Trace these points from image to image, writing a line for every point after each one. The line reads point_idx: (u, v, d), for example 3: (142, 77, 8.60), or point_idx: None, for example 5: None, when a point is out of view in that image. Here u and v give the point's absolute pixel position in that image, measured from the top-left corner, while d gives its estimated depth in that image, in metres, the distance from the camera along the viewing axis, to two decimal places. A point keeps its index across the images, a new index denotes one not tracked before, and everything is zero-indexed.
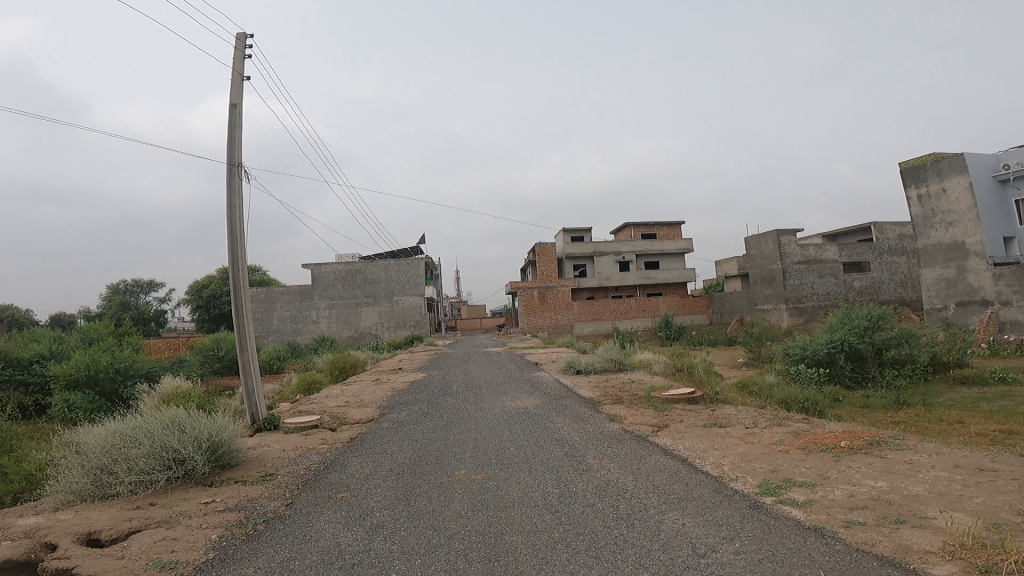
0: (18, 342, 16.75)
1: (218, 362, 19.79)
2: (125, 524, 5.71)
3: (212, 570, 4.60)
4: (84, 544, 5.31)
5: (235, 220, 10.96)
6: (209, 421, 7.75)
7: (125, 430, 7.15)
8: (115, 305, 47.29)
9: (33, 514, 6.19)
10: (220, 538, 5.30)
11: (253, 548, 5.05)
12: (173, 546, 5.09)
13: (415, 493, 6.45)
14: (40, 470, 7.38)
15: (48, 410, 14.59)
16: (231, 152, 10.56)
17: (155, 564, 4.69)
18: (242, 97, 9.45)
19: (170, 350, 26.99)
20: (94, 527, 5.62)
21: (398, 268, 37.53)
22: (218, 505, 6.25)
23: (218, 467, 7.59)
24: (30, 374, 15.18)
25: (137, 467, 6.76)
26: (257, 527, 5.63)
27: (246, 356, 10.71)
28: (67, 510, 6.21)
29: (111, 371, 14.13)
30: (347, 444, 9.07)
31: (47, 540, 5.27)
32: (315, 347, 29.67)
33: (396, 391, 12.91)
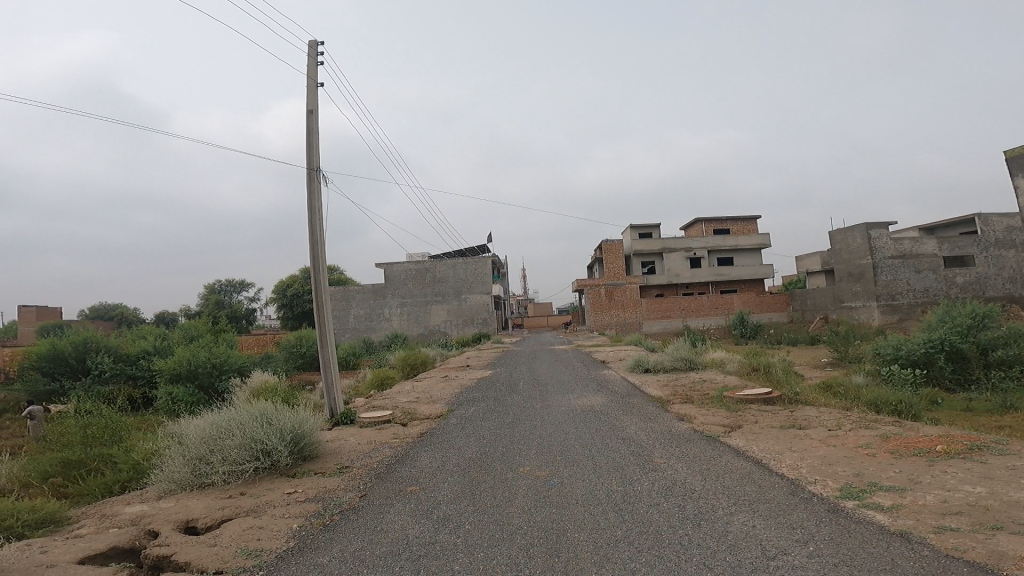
0: (130, 338, 18.33)
1: (300, 357, 20.82)
2: (218, 512, 6.12)
3: (292, 558, 4.83)
4: (182, 531, 5.74)
5: (316, 222, 11.54)
6: (293, 415, 8.20)
7: (219, 423, 7.68)
8: (211, 304, 50.92)
9: (140, 501, 6.74)
10: (299, 527, 5.56)
11: (328, 538, 5.27)
12: (259, 534, 5.40)
13: (481, 488, 6.52)
14: (144, 460, 8.03)
15: (153, 402, 15.87)
16: (310, 157, 11.13)
17: (242, 552, 4.97)
18: (317, 103, 9.93)
19: (259, 346, 28.75)
20: (191, 515, 6.07)
21: (466, 266, 38.10)
22: (299, 496, 6.57)
23: (300, 459, 7.99)
24: (138, 368, 16.59)
25: (231, 457, 7.21)
26: (333, 517, 5.86)
27: (326, 352, 11.23)
28: (170, 498, 6.72)
29: (208, 366, 15.17)
30: (417, 439, 9.31)
31: (149, 528, 5.73)
32: (388, 345, 30.58)
33: (464, 387, 13.13)
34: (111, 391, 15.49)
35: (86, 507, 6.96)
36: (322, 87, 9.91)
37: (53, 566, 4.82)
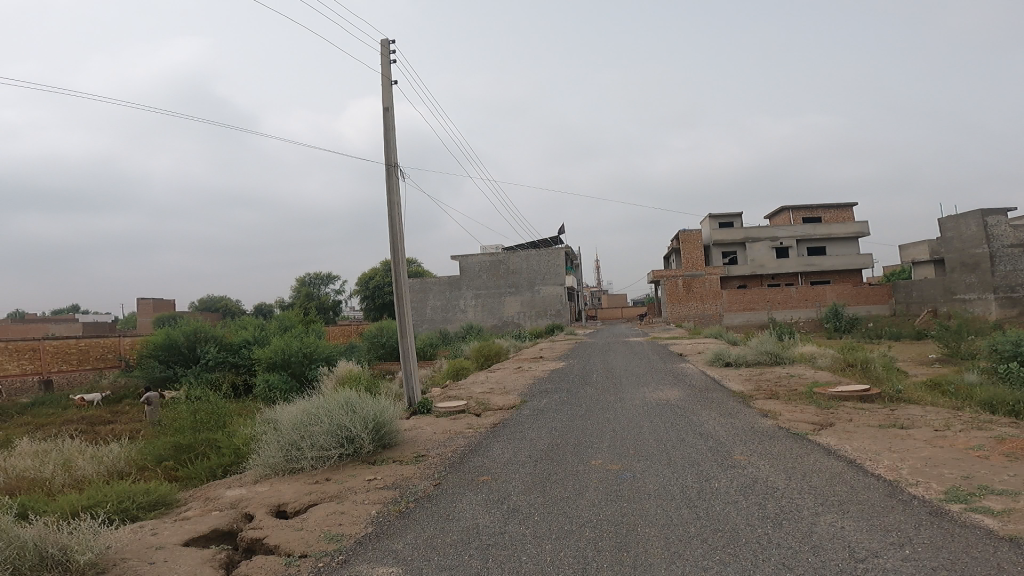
0: (232, 328, 19.72)
1: (382, 347, 21.62)
2: (306, 497, 6.43)
3: (369, 544, 4.97)
4: (274, 515, 6.06)
5: (395, 217, 11.89)
6: (374, 404, 8.48)
7: (310, 411, 8.07)
8: (302, 296, 53.99)
9: (239, 485, 7.20)
10: (377, 514, 5.73)
11: (404, 524, 5.40)
12: (340, 520, 5.61)
13: (552, 479, 6.46)
14: (243, 444, 8.59)
15: (250, 388, 17.03)
16: (388, 153, 11.47)
17: (325, 536, 5.18)
18: (392, 101, 10.19)
19: (345, 336, 30.16)
20: (282, 499, 6.42)
21: (539, 258, 38.07)
22: (378, 483, 6.78)
23: (381, 446, 8.25)
24: (240, 357, 17.82)
25: (319, 443, 7.56)
26: (409, 505, 5.99)
27: (406, 343, 11.55)
28: (264, 482, 7.13)
29: (300, 356, 16.06)
30: (490, 429, 9.37)
31: (246, 511, 6.12)
32: (463, 336, 31.17)
33: (538, 379, 13.11)
34: (215, 377, 16.76)
35: (192, 490, 7.53)
36: (396, 84, 10.16)
37: (161, 548, 5.19)
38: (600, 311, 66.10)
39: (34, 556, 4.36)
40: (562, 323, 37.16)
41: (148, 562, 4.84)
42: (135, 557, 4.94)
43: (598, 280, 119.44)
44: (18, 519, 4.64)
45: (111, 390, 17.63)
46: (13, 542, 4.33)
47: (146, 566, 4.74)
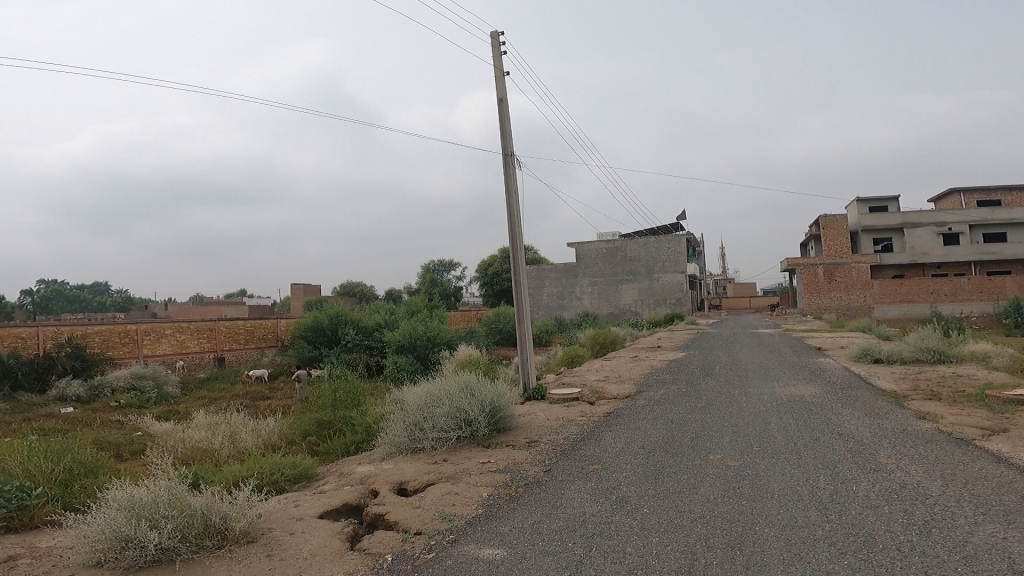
0: (366, 312, 21.17)
1: (498, 333, 22.10)
2: (425, 476, 6.53)
3: (479, 525, 4.89)
4: (395, 492, 6.24)
5: (513, 206, 12.02)
6: (491, 389, 8.61)
7: (433, 394, 8.37)
8: (426, 282, 56.73)
9: (368, 461, 7.62)
10: (489, 496, 5.64)
11: (513, 508, 5.28)
12: (455, 500, 5.52)
13: (665, 472, 6.14)
14: (374, 423, 9.15)
15: (382, 368, 18.22)
16: (504, 143, 11.61)
17: (439, 515, 5.10)
18: (506, 91, 10.28)
19: (465, 321, 31.23)
20: (404, 477, 6.60)
21: (659, 245, 36.73)
22: (492, 466, 6.74)
23: (497, 430, 8.36)
24: (373, 340, 19.08)
25: (438, 425, 7.83)
26: (519, 489, 5.87)
27: (523, 330, 11.64)
28: (389, 460, 7.51)
29: (424, 339, 16.86)
30: (604, 418, 9.18)
31: (372, 488, 6.42)
32: (578, 323, 30.98)
33: (655, 369, 12.62)
34: (352, 357, 18.12)
35: (328, 464, 8.17)
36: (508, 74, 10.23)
37: (300, 520, 5.73)
38: (727, 301, 62.46)
39: (198, 523, 5.05)
40: (683, 312, 35.70)
41: (287, 533, 5.41)
42: (278, 528, 5.55)
43: (724, 265, 112.45)
44: (187, 486, 5.38)
45: (267, 367, 19.68)
46: (183, 510, 5.04)
47: (286, 537, 5.30)
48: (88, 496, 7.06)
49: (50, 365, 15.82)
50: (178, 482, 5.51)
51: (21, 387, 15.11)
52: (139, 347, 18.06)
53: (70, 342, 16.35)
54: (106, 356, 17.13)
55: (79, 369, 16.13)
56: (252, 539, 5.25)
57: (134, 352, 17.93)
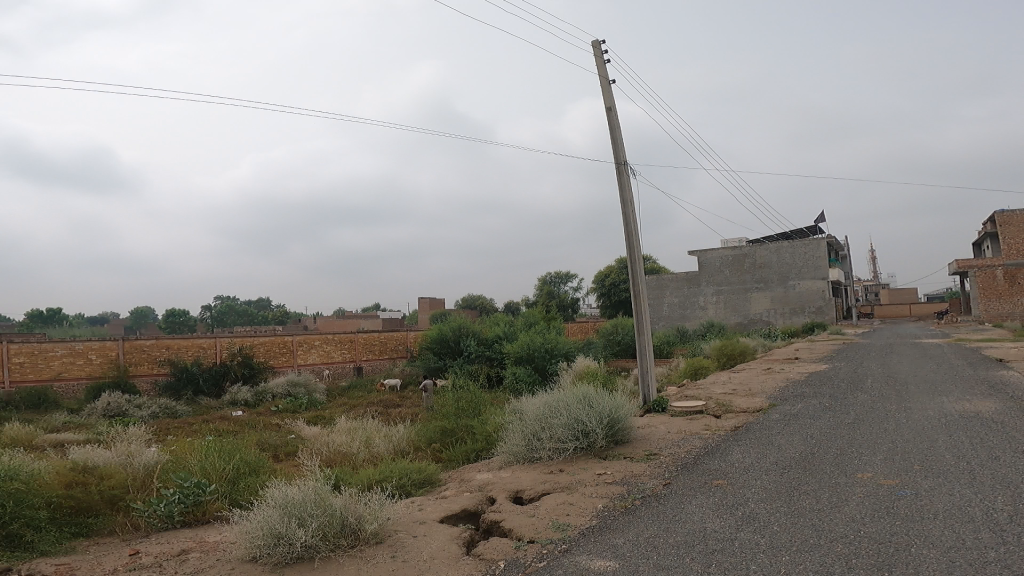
0: (487, 323, 21.67)
1: (617, 344, 21.63)
2: (541, 485, 6.44)
3: (592, 536, 4.70)
4: (511, 500, 6.22)
5: (629, 214, 11.74)
6: (610, 399, 8.34)
7: (552, 404, 8.27)
8: (545, 294, 57.14)
9: (487, 469, 7.67)
10: (604, 507, 5.43)
11: (628, 521, 5.03)
12: (569, 510, 5.37)
13: (802, 490, 5.54)
14: (493, 431, 9.24)
15: (502, 379, 18.51)
16: (616, 152, 11.38)
17: (552, 524, 4.99)
18: (613, 99, 10.09)
19: (582, 332, 30.97)
20: (521, 485, 6.55)
21: (793, 250, 33.97)
22: (608, 478, 6.50)
23: (617, 442, 8.07)
24: (492, 351, 19.47)
25: (557, 435, 7.72)
26: (636, 502, 5.59)
27: (643, 340, 11.23)
28: (508, 468, 7.52)
29: (542, 350, 16.91)
30: (732, 432, 8.53)
31: (489, 495, 6.44)
32: (704, 334, 29.45)
33: (791, 382, 11.56)
34: (474, 368, 18.62)
35: (450, 471, 8.37)
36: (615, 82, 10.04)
37: (422, 523, 5.90)
38: (878, 309, 56.03)
39: (336, 523, 5.39)
40: (825, 322, 32.70)
41: (410, 535, 5.60)
42: (402, 530, 5.78)
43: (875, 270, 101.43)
44: (329, 487, 5.77)
45: (399, 376, 20.80)
46: (325, 511, 5.39)
47: (410, 539, 5.49)
48: (250, 493, 7.88)
49: (226, 371, 18.07)
50: (321, 484, 5.92)
51: (202, 391, 17.41)
52: (294, 356, 20.00)
53: (241, 351, 18.66)
54: (268, 364, 19.18)
55: (247, 376, 18.39)
56: (380, 540, 5.52)
57: (290, 361, 19.86)
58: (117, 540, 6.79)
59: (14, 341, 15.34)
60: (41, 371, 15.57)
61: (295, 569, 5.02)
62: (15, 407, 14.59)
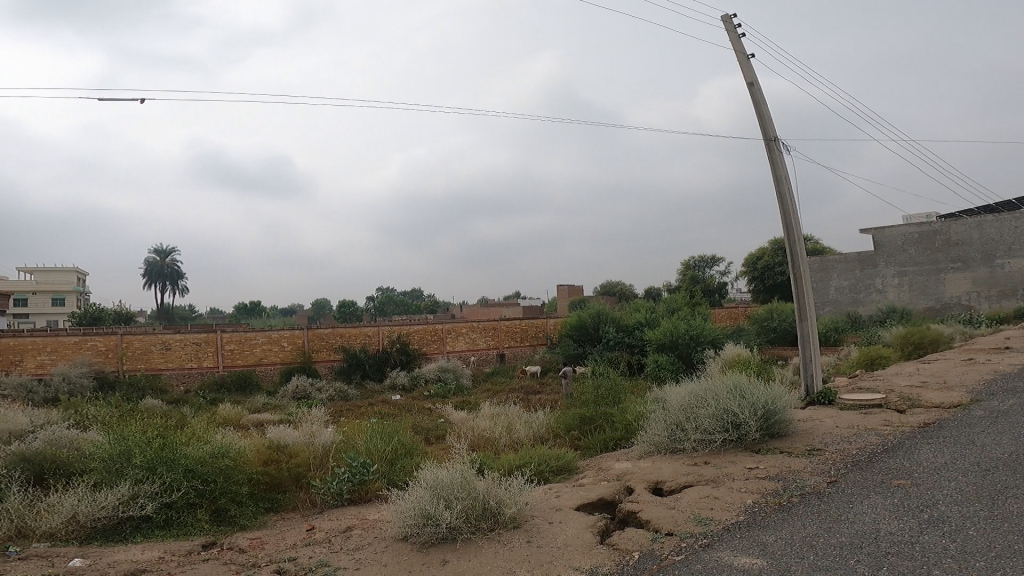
0: (628, 310, 20.98)
1: (773, 331, 19.81)
2: (683, 477, 5.95)
3: (738, 532, 4.20)
4: (651, 491, 5.83)
5: (785, 192, 10.54)
6: (765, 389, 7.50)
7: (699, 393, 7.62)
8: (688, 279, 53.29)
9: (626, 459, 7.29)
10: (753, 503, 4.85)
11: (783, 518, 4.43)
12: (713, 504, 4.87)
13: (1013, 494, 4.48)
14: (634, 420, 8.80)
15: (644, 366, 17.81)
16: (764, 128, 10.26)
17: (693, 518, 4.55)
18: (754, 73, 9.06)
19: (732, 319, 28.93)
20: (661, 476, 6.12)
21: (1000, 222, 27.75)
22: (760, 473, 5.82)
23: (773, 436, 7.24)
24: (633, 337, 18.81)
25: (702, 426, 7.12)
26: (792, 499, 4.92)
27: (806, 327, 10.03)
28: (648, 459, 7.09)
29: (687, 338, 15.94)
30: (919, 429, 7.26)
31: (627, 485, 6.08)
32: (882, 321, 25.91)
33: (1001, 374, 9.60)
34: (614, 355, 18.11)
35: (588, 459, 8.12)
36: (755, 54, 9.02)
37: (559, 510, 5.71)
38: None
39: (478, 506, 5.43)
40: None
41: (546, 522, 5.46)
42: (540, 516, 5.67)
43: None
44: (474, 471, 5.85)
45: (540, 363, 20.92)
46: (469, 494, 5.46)
47: (545, 526, 5.36)
48: (406, 475, 8.36)
49: (387, 358, 19.45)
50: (467, 467, 6.02)
51: (368, 375, 18.95)
52: (444, 343, 21.06)
53: (399, 339, 20.05)
54: (422, 351, 20.42)
55: (405, 362, 19.70)
56: (518, 525, 5.47)
57: (440, 348, 20.94)
58: (297, 514, 7.60)
59: (226, 331, 18.01)
60: (246, 357, 18.12)
61: (440, 550, 5.13)
62: (227, 389, 17.14)
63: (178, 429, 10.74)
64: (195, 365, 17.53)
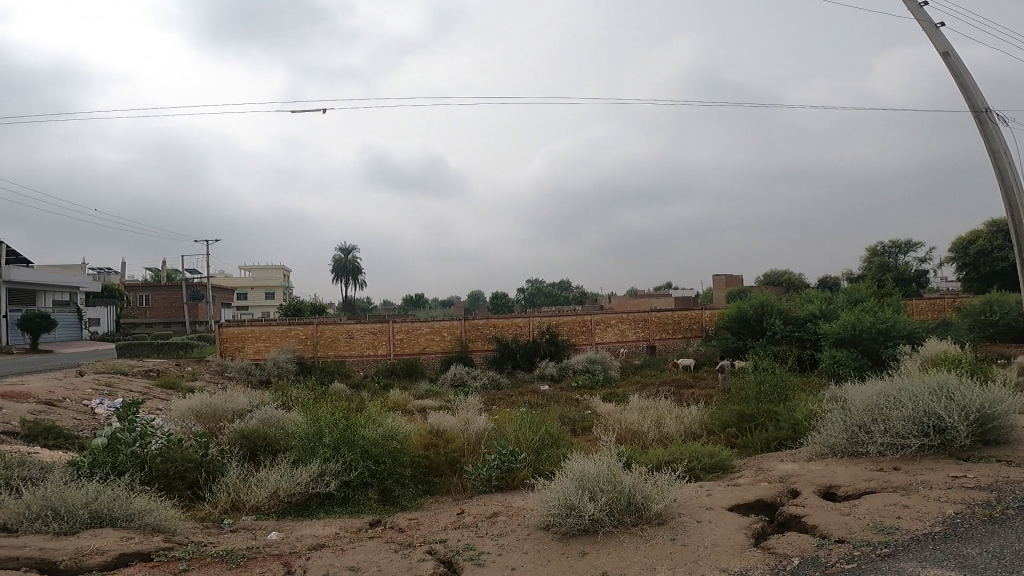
0: (799, 301, 18.85)
1: (991, 326, 16.52)
2: (864, 483, 5.09)
3: (930, 544, 3.49)
4: (820, 495, 5.08)
5: (1003, 167, 8.64)
6: (981, 390, 6.12)
7: (890, 391, 6.44)
8: (872, 266, 45.86)
9: (792, 460, 6.46)
10: (956, 514, 3.98)
11: (994, 532, 3.60)
12: (899, 512, 4.08)
13: None
14: (803, 419, 7.80)
15: (817, 362, 15.90)
16: (970, 99, 8.51)
17: (873, 525, 3.85)
18: (947, 42, 7.56)
19: (933, 311, 24.69)
20: (835, 480, 5.30)
21: None
22: (968, 482, 4.76)
23: (990, 444, 5.90)
24: (806, 331, 16.86)
25: (891, 427, 6.00)
26: (1011, 512, 3.95)
27: None
28: (818, 461, 6.20)
29: (873, 331, 13.79)
30: None
31: (792, 487, 5.35)
32: None
33: None
34: (781, 349, 16.41)
35: (747, 458, 7.37)
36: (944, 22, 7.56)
37: (709, 509, 5.17)
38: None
39: (623, 500, 5.10)
40: None
41: (694, 520, 4.98)
42: (688, 514, 5.20)
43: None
44: (621, 465, 5.54)
45: (693, 356, 19.67)
46: (614, 487, 5.15)
47: (693, 524, 4.87)
48: (552, 465, 8.30)
49: (536, 348, 19.73)
50: (613, 460, 5.72)
51: (519, 365, 19.36)
52: (592, 334, 20.78)
53: (549, 330, 20.20)
54: (571, 342, 20.38)
55: (554, 352, 19.83)
56: (664, 522, 5.06)
57: (588, 339, 20.71)
58: (450, 497, 7.90)
59: (397, 322, 19.56)
60: (413, 345, 19.51)
61: (580, 541, 4.88)
62: (396, 375, 18.64)
63: (355, 410, 11.90)
64: (371, 352, 19.29)
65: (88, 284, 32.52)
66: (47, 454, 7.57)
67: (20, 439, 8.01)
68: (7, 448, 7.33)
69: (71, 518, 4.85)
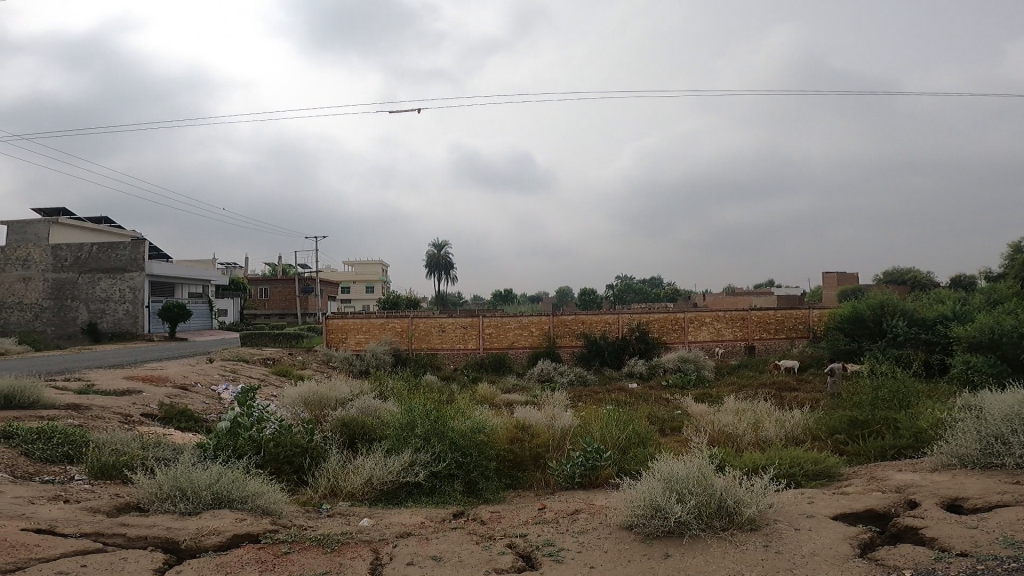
0: (927, 301, 16.93)
1: None
2: (998, 496, 4.48)
3: None
4: (943, 508, 4.50)
5: None
6: None
7: None
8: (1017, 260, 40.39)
9: (912, 470, 5.73)
10: None
11: None
12: None
13: None
14: (928, 428, 6.91)
15: (948, 368, 14.15)
16: None
17: (1004, 540, 3.73)
18: None
19: None
20: (963, 492, 4.66)
21: None
22: None
23: None
24: (935, 334, 15.11)
25: None
26: None
27: None
28: (943, 472, 5.45)
29: (1015, 336, 11.71)
30: None
31: (910, 498, 4.76)
32: None
33: None
34: (903, 353, 14.80)
35: (859, 467, 6.65)
36: None
37: (811, 517, 4.67)
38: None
39: (713, 503, 4.70)
40: None
41: (791, 527, 4.51)
42: (786, 521, 4.72)
43: None
44: (713, 467, 5.13)
45: (798, 359, 18.24)
46: (704, 489, 4.76)
47: (790, 531, 4.42)
48: (638, 464, 7.94)
49: (626, 345, 19.23)
50: (705, 462, 5.32)
51: (607, 362, 18.96)
52: (685, 333, 19.89)
53: (639, 327, 19.62)
54: (662, 340, 19.68)
55: (644, 350, 19.25)
56: (757, 528, 4.63)
57: (681, 337, 19.85)
58: (532, 493, 7.75)
59: (487, 316, 19.82)
60: (502, 340, 19.67)
61: (663, 543, 4.54)
62: (486, 369, 18.95)
63: (445, 402, 12.16)
64: (461, 346, 19.68)
65: (215, 278, 35.82)
66: (179, 436, 8.28)
67: (157, 420, 8.84)
68: (146, 429, 8.09)
69: (195, 499, 5.14)
